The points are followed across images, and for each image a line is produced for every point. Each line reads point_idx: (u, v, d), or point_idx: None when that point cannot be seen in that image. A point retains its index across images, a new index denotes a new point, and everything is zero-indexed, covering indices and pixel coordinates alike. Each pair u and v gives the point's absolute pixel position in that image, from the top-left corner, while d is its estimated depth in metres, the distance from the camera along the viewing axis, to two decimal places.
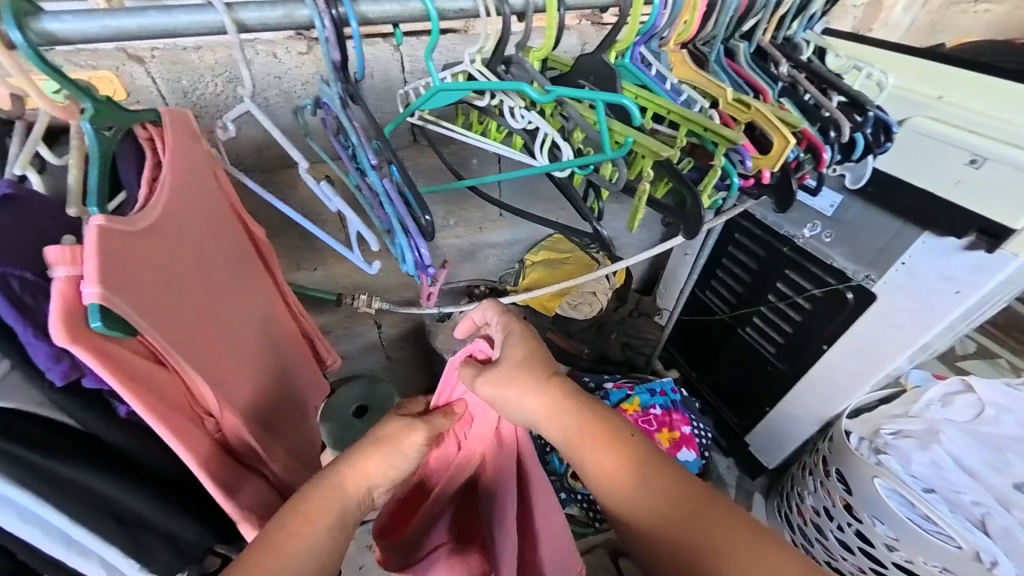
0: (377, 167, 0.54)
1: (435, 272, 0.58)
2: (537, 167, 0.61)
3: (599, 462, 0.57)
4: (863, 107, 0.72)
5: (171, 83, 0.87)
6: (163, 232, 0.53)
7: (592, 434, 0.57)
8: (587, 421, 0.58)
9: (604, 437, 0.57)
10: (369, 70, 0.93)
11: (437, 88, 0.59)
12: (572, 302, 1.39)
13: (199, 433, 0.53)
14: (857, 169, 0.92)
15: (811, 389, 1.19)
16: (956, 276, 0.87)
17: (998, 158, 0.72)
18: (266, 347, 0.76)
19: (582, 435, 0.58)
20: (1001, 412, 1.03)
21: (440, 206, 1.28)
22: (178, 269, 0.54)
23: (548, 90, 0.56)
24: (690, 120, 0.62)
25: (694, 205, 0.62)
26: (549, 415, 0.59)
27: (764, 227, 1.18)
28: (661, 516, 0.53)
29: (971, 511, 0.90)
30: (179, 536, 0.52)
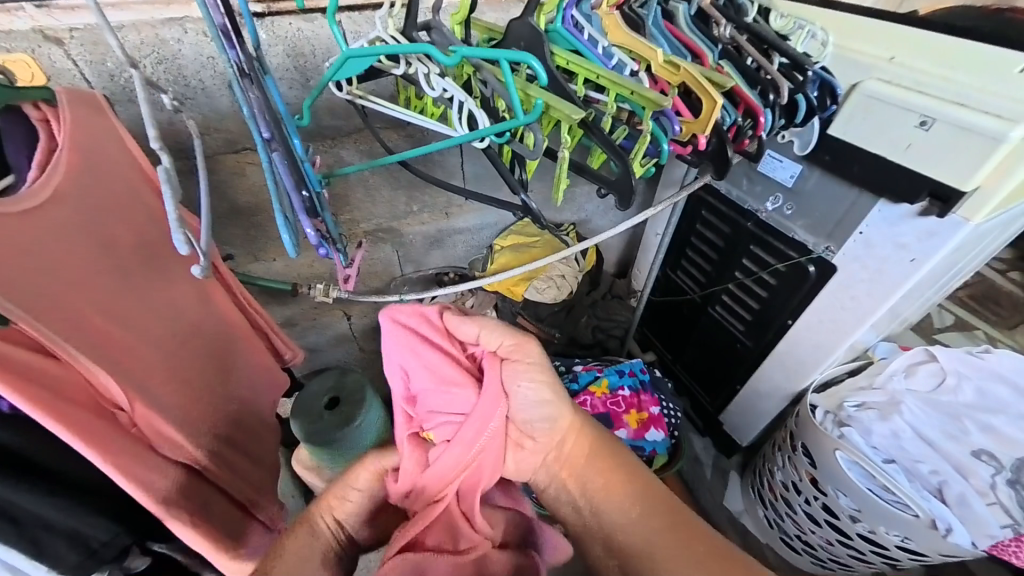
0: (269, 139, 0.55)
1: (326, 247, 0.66)
2: (456, 138, 0.59)
3: (595, 482, 0.66)
4: (803, 67, 0.71)
5: (95, 66, 0.79)
6: (50, 218, 0.52)
7: (605, 460, 0.67)
8: (603, 450, 0.67)
9: (615, 471, 0.66)
10: (311, 48, 0.89)
11: (347, 56, 0.57)
12: (537, 286, 1.36)
13: (102, 424, 0.51)
14: (805, 134, 0.91)
15: (780, 366, 1.18)
16: (909, 244, 0.86)
17: (947, 119, 0.72)
18: (200, 341, 0.74)
19: (596, 463, 0.67)
20: (962, 380, 1.02)
21: (401, 192, 1.23)
22: (67, 262, 0.53)
23: (453, 51, 0.54)
24: (618, 85, 0.59)
25: (624, 175, 0.62)
26: (570, 438, 0.67)
27: (728, 202, 1.15)
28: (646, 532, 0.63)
29: (928, 480, 0.90)
30: (85, 534, 0.49)
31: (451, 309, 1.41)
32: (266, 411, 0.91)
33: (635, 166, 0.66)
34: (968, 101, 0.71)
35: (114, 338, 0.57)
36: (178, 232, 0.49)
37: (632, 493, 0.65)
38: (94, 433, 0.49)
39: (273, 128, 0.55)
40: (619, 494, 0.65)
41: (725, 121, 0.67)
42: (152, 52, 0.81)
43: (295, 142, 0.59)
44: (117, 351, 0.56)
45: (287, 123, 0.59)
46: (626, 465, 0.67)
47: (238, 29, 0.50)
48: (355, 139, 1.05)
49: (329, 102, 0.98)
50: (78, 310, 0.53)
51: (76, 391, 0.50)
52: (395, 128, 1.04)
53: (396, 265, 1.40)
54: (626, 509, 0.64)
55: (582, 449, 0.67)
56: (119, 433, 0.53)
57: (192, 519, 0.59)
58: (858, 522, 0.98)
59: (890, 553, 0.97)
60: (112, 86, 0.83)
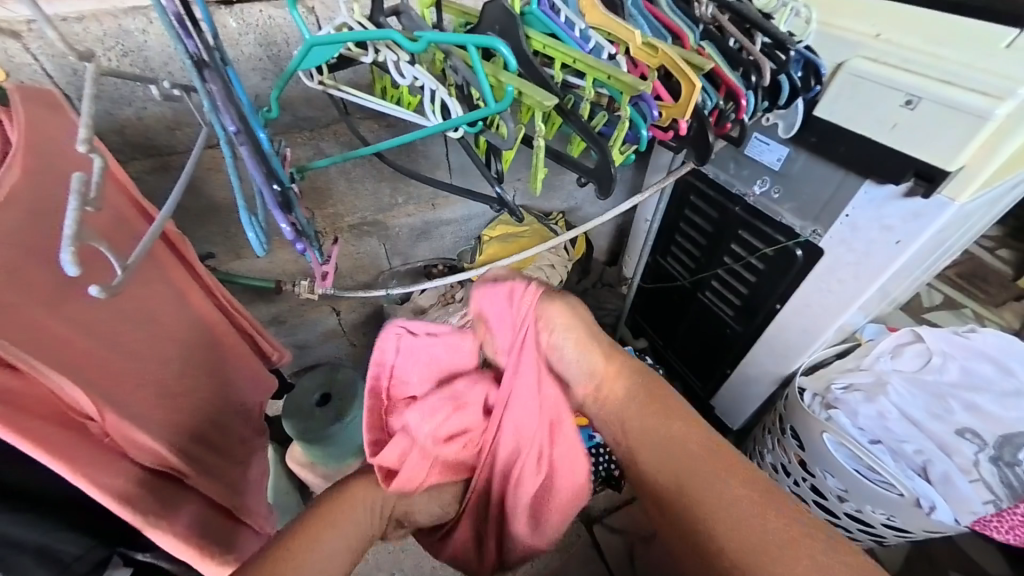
0: (235, 133, 0.53)
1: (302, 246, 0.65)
2: (429, 128, 0.57)
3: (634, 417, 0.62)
4: (786, 46, 0.69)
5: (56, 60, 0.76)
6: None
7: (646, 395, 0.63)
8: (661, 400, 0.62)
9: (661, 401, 0.62)
10: (284, 36, 0.86)
11: (309, 44, 0.54)
12: (525, 276, 1.34)
13: (69, 436, 0.50)
14: (789, 117, 0.89)
15: (769, 350, 1.18)
16: (894, 225, 0.86)
17: (931, 98, 0.70)
18: (177, 344, 0.72)
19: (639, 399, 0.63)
20: (948, 359, 1.03)
21: (386, 184, 1.21)
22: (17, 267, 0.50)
23: (419, 37, 0.52)
24: (595, 69, 0.57)
25: (602, 164, 0.60)
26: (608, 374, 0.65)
27: (717, 186, 1.14)
28: (701, 483, 0.56)
29: (913, 459, 0.91)
30: (55, 547, 0.48)
31: (441, 302, 1.39)
32: (251, 412, 0.90)
33: (616, 153, 0.64)
34: (956, 78, 0.69)
35: (78, 347, 0.54)
36: (65, 257, 0.41)
37: (687, 439, 0.59)
38: (57, 446, 0.48)
39: (238, 121, 0.52)
40: (667, 440, 0.59)
41: (706, 104, 0.65)
42: (116, 43, 0.78)
43: (261, 135, 0.56)
44: (81, 359, 0.54)
45: (253, 115, 0.56)
46: (680, 409, 0.61)
47: (193, 15, 0.48)
48: (335, 130, 1.02)
49: (305, 92, 0.94)
50: (34, 318, 0.51)
51: (36, 404, 0.49)
52: (375, 118, 1.01)
53: (383, 258, 1.38)
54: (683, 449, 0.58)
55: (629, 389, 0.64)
56: (89, 446, 0.52)
57: (174, 527, 0.58)
58: (845, 502, 0.99)
59: (876, 530, 0.99)
60: (75, 81, 0.79)
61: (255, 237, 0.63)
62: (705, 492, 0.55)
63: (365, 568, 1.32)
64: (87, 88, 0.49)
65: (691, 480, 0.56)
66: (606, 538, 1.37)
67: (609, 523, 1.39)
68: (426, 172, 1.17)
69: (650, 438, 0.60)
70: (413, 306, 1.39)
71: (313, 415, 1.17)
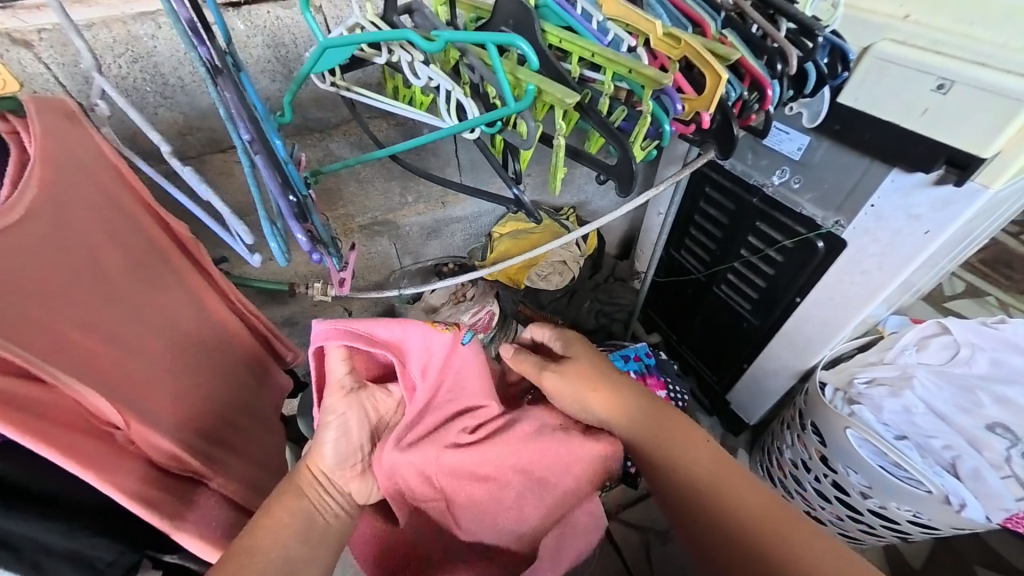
0: (250, 141, 0.52)
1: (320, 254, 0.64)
2: (444, 130, 0.56)
3: (698, 464, 0.61)
4: (812, 32, 0.65)
5: (68, 68, 0.76)
6: (10, 242, 0.50)
7: (671, 429, 0.63)
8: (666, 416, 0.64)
9: (671, 443, 0.62)
10: (292, 36, 0.84)
11: (322, 46, 0.53)
12: (538, 272, 1.34)
13: (99, 446, 0.51)
14: (813, 105, 0.87)
15: (787, 344, 1.17)
16: (922, 215, 0.83)
17: (964, 81, 0.68)
18: (196, 351, 0.73)
19: (668, 434, 0.63)
20: (976, 351, 1.00)
21: (395, 184, 1.20)
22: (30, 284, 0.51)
23: (437, 37, 0.50)
24: (615, 63, 0.55)
25: (624, 161, 0.59)
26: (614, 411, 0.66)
27: (733, 177, 1.11)
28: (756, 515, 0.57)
29: (941, 455, 0.89)
30: (89, 554, 0.48)
31: (452, 300, 1.39)
32: (271, 414, 0.91)
33: (636, 149, 0.63)
34: (988, 60, 0.67)
35: (102, 356, 0.56)
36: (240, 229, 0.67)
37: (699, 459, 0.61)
38: (86, 455, 0.49)
39: (252, 128, 0.51)
40: (681, 460, 0.61)
41: (730, 95, 0.63)
42: (126, 49, 0.77)
43: (276, 142, 0.55)
44: (104, 368, 0.55)
45: (268, 120, 0.55)
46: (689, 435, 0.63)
47: (205, 22, 0.47)
48: (344, 130, 1.01)
49: (314, 93, 0.94)
50: (58, 326, 0.52)
51: (66, 415, 0.50)
52: (384, 117, 1.00)
53: (394, 257, 1.37)
54: (733, 508, 0.57)
55: (636, 419, 0.65)
56: (115, 453, 0.53)
57: (201, 531, 0.59)
58: (869, 498, 0.98)
59: (900, 527, 0.98)
60: (87, 90, 0.79)
61: (273, 241, 0.64)
62: (743, 525, 0.56)
63: None
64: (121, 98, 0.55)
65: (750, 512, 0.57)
66: (622, 534, 1.37)
67: (624, 518, 1.40)
68: (437, 170, 1.15)
69: (660, 472, 0.62)
70: (425, 305, 1.39)
71: None
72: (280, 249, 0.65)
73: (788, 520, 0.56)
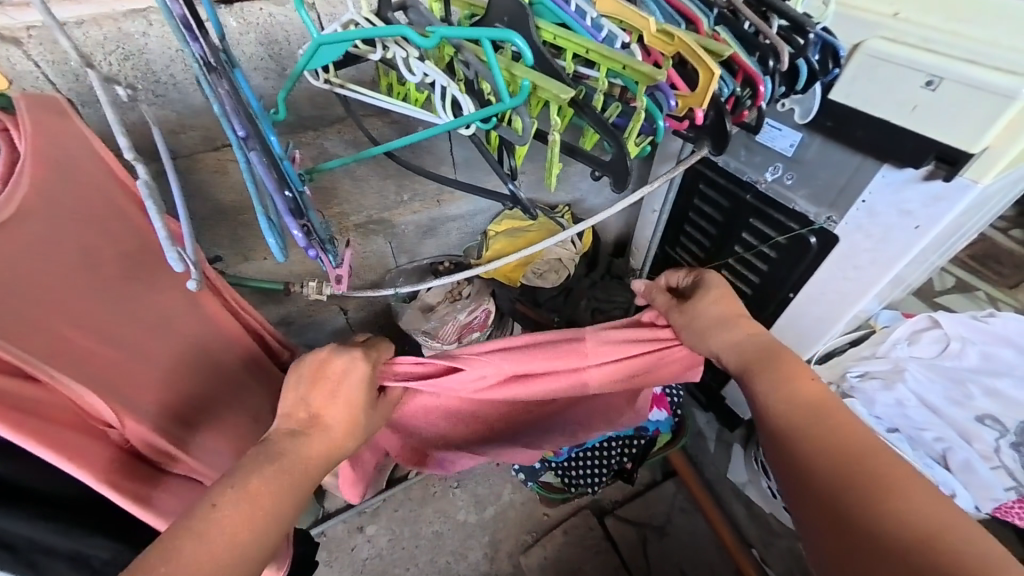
0: (246, 138, 0.51)
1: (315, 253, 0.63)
2: (439, 127, 0.56)
3: (789, 390, 0.63)
4: (805, 29, 0.67)
5: (59, 66, 0.75)
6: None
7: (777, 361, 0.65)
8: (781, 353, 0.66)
9: (776, 367, 0.65)
10: (286, 35, 0.84)
11: (317, 42, 0.53)
12: (535, 269, 1.36)
13: (96, 446, 0.50)
14: (807, 101, 0.87)
15: (783, 340, 1.17)
16: (913, 210, 0.84)
17: (954, 78, 0.68)
18: (193, 351, 0.73)
19: (769, 365, 0.65)
20: (966, 344, 1.02)
21: (391, 182, 1.19)
22: (21, 282, 0.50)
23: (431, 33, 0.50)
24: (610, 59, 0.56)
25: (620, 157, 0.59)
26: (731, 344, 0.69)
27: (727, 174, 1.12)
28: (820, 442, 0.59)
29: (933, 448, 0.91)
30: (86, 554, 0.48)
31: (448, 298, 1.39)
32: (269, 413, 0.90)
33: (630, 145, 0.63)
34: (978, 56, 0.67)
35: (98, 355, 0.56)
36: (171, 254, 0.48)
37: (794, 385, 0.63)
38: (85, 454, 0.48)
39: (248, 125, 0.51)
40: (777, 391, 0.63)
41: (723, 91, 0.63)
42: (118, 46, 0.77)
43: (273, 139, 0.54)
44: (101, 365, 0.55)
45: (263, 118, 0.55)
46: (795, 369, 0.64)
47: (198, 17, 0.46)
48: (339, 129, 1.01)
49: (308, 91, 0.93)
50: (52, 325, 0.52)
51: (63, 413, 0.49)
52: (379, 115, 1.00)
53: (390, 256, 1.37)
54: (803, 430, 0.61)
55: (744, 353, 0.67)
56: (110, 452, 0.52)
57: None
58: None
59: None
60: (79, 88, 0.78)
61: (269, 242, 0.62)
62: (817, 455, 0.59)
63: (380, 565, 1.33)
64: (103, 88, 0.44)
65: (823, 433, 0.60)
66: (620, 530, 1.38)
67: (621, 515, 1.41)
68: (431, 168, 1.15)
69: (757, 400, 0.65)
70: (421, 303, 1.39)
71: None
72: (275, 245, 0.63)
73: (852, 448, 0.58)
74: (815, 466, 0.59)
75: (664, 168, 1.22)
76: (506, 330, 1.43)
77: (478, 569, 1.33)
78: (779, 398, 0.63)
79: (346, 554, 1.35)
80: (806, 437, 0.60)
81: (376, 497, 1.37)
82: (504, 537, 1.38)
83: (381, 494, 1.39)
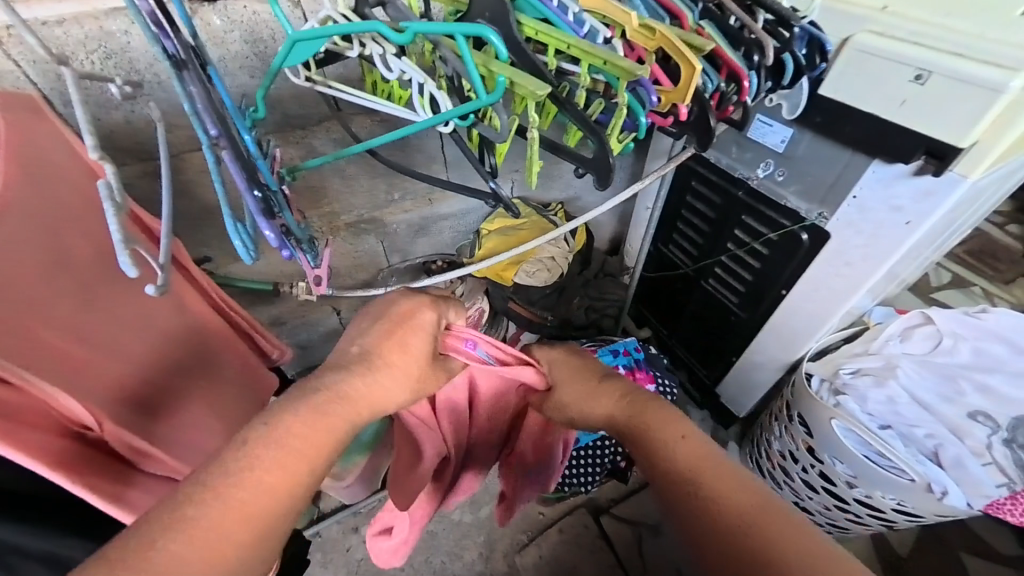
0: (216, 137, 0.51)
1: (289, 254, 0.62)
2: (419, 124, 0.55)
3: (673, 444, 0.60)
4: (789, 23, 0.66)
5: (39, 65, 0.74)
6: None
7: (646, 414, 0.64)
8: (644, 410, 0.65)
9: (647, 425, 0.63)
10: (271, 32, 0.83)
11: (293, 39, 0.52)
12: (527, 269, 1.33)
13: (72, 447, 0.51)
14: (793, 97, 0.86)
15: (776, 337, 1.17)
16: (904, 206, 0.83)
17: (942, 72, 0.67)
18: (178, 353, 0.72)
19: (640, 416, 0.65)
20: (959, 341, 1.01)
21: (381, 181, 1.19)
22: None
23: (406, 28, 0.50)
24: (591, 55, 0.55)
25: (601, 154, 0.58)
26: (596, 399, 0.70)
27: (719, 170, 1.11)
28: (711, 497, 0.55)
29: (924, 444, 0.90)
30: (63, 555, 0.48)
31: None
32: None
33: (613, 142, 0.62)
34: (967, 51, 0.66)
35: (73, 359, 0.55)
36: (123, 256, 0.44)
37: (673, 439, 0.60)
38: (53, 453, 0.48)
39: (218, 125, 0.50)
40: (658, 448, 0.61)
41: (707, 87, 0.63)
42: (98, 45, 0.76)
43: (245, 139, 0.54)
44: (75, 367, 0.55)
45: (238, 117, 0.54)
46: (673, 422, 0.63)
47: (168, 14, 0.45)
48: (327, 127, 1.00)
49: (294, 89, 0.92)
50: (26, 327, 0.51)
51: (34, 416, 0.49)
52: (367, 114, 0.99)
53: (382, 256, 1.36)
54: (692, 479, 0.57)
55: (613, 411, 0.68)
56: (90, 454, 0.53)
57: None
58: (855, 487, 0.99)
59: (886, 515, 0.99)
60: (60, 87, 0.77)
61: (237, 243, 0.61)
62: (711, 516, 0.54)
63: (375, 565, 1.33)
64: (76, 94, 0.44)
65: (709, 484, 0.56)
66: (615, 529, 1.38)
67: (616, 513, 1.40)
68: (421, 167, 1.14)
69: (646, 456, 0.62)
70: None
71: None
72: (244, 245, 0.62)
73: (738, 497, 0.54)
74: (715, 525, 0.54)
75: (655, 165, 1.21)
76: (500, 330, 1.44)
77: (474, 569, 1.33)
78: (667, 451, 0.60)
79: (340, 555, 1.34)
80: (699, 492, 0.56)
81: (371, 498, 1.37)
82: (499, 537, 1.38)
83: (376, 495, 1.39)
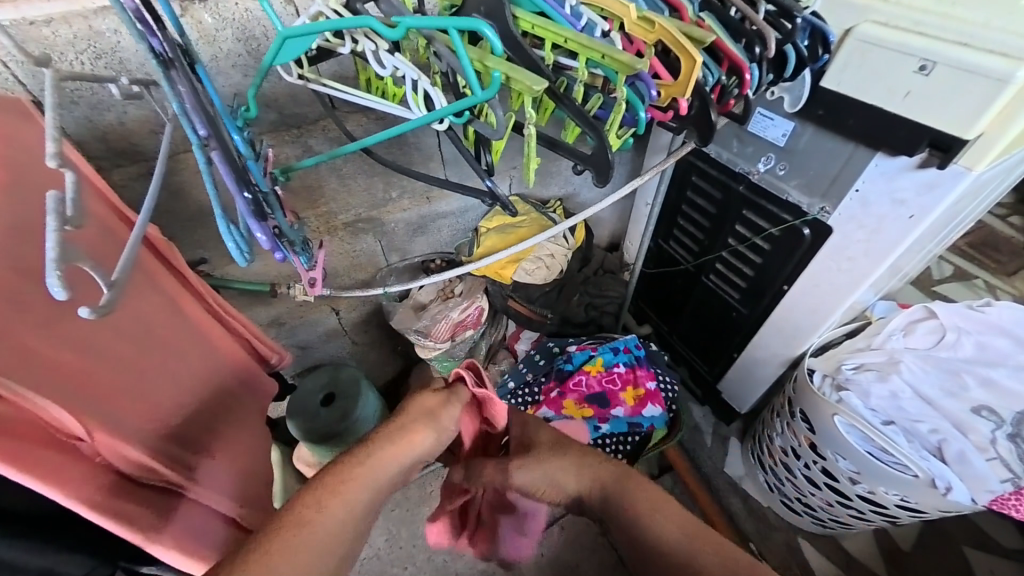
0: (206, 137, 0.50)
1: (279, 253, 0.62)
2: (413, 122, 0.55)
3: (656, 519, 0.60)
4: (791, 14, 0.65)
5: (28, 66, 0.73)
6: None
7: (626, 483, 0.64)
8: (624, 482, 0.65)
9: (630, 502, 0.63)
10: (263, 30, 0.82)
11: (283, 36, 0.51)
12: (526, 268, 1.29)
13: (63, 459, 0.49)
14: (795, 90, 0.85)
15: (777, 332, 1.16)
16: (907, 199, 0.82)
17: (948, 62, 0.66)
18: (175, 358, 0.72)
19: (623, 489, 0.64)
20: (962, 335, 1.00)
21: (378, 180, 1.17)
22: None
23: (397, 23, 0.49)
24: (589, 48, 0.53)
25: (599, 150, 0.57)
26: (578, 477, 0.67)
27: (719, 165, 1.10)
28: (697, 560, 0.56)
29: (928, 440, 0.89)
30: (59, 570, 0.48)
31: (440, 296, 1.37)
32: (256, 418, 0.89)
33: (612, 137, 0.61)
34: (971, 40, 0.65)
35: (69, 366, 0.54)
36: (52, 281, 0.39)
37: (653, 513, 0.61)
38: (45, 467, 0.47)
39: (209, 125, 0.49)
40: (641, 524, 0.61)
41: (708, 80, 0.61)
42: (89, 45, 0.74)
43: (234, 137, 0.54)
44: (73, 378, 0.54)
45: (227, 118, 0.53)
46: (651, 492, 0.63)
47: (154, 11, 0.44)
48: (322, 126, 0.99)
49: (289, 88, 0.91)
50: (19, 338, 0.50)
51: (27, 429, 0.48)
52: (363, 112, 0.98)
53: (380, 255, 1.35)
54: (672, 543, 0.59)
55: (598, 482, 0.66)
56: (81, 467, 0.51)
57: (180, 543, 0.58)
58: (858, 484, 0.98)
59: (889, 511, 0.99)
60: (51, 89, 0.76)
61: (229, 244, 0.60)
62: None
63: (377, 565, 1.33)
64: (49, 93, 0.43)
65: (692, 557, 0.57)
66: None
67: None
68: (418, 165, 1.13)
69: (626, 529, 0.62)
70: (414, 302, 1.37)
71: (318, 415, 1.27)
72: (235, 246, 0.61)
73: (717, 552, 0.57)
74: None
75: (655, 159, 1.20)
76: (500, 327, 1.48)
77: (476, 568, 1.33)
78: (652, 525, 0.60)
79: None
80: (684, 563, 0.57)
81: None
82: None
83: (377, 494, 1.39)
